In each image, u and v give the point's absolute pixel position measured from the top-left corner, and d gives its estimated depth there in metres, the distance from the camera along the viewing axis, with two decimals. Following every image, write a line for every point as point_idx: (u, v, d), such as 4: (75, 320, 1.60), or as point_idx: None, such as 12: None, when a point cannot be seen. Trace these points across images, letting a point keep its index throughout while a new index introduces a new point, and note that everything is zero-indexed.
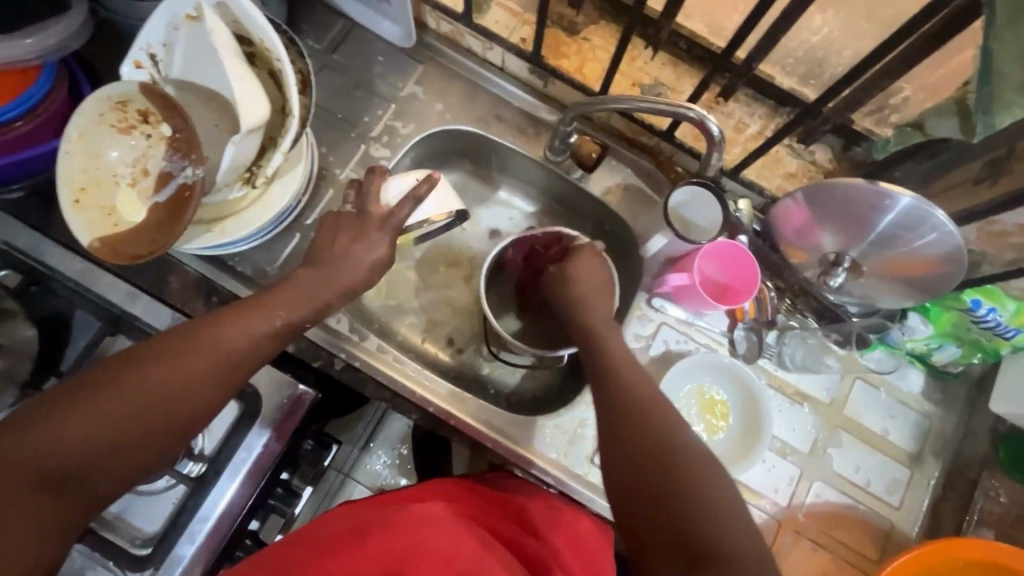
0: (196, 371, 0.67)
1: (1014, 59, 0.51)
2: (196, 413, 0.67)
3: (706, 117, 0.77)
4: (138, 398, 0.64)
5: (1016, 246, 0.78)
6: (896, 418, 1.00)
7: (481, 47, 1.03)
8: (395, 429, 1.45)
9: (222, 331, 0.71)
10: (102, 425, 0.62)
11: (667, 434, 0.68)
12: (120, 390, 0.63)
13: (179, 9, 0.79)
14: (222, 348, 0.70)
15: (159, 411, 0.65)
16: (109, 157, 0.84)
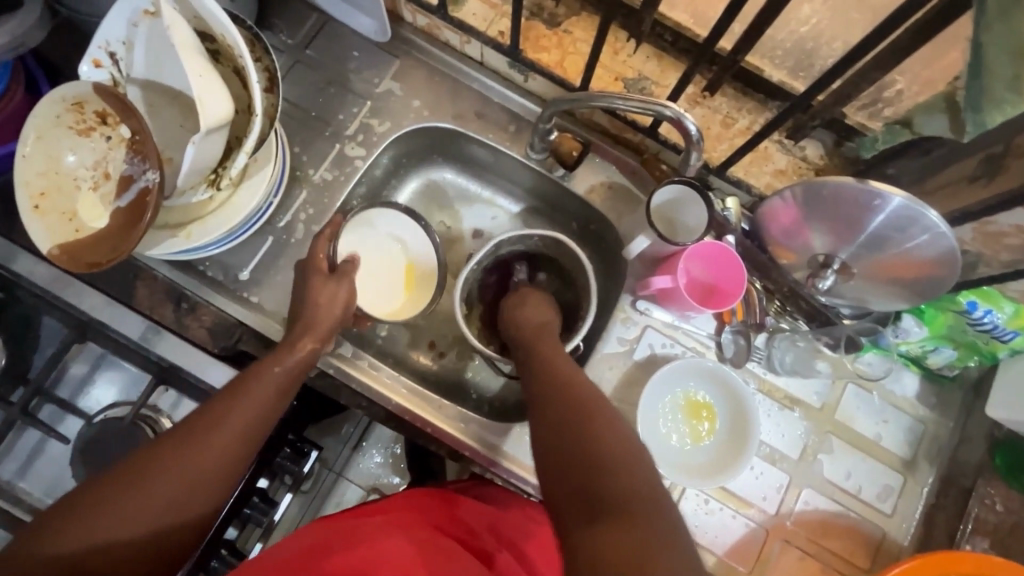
0: (227, 437, 0.69)
1: (1004, 52, 0.47)
2: (232, 476, 0.70)
3: (684, 114, 0.74)
4: (173, 475, 0.65)
5: (1012, 247, 0.74)
6: (889, 423, 0.97)
7: (458, 41, 0.99)
8: (385, 432, 1.43)
9: (244, 393, 0.73)
10: (118, 506, 0.62)
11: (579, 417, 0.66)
12: (152, 476, 0.64)
13: (137, 3, 0.75)
14: (247, 410, 0.72)
15: (194, 484, 0.66)
16: (68, 161, 0.81)
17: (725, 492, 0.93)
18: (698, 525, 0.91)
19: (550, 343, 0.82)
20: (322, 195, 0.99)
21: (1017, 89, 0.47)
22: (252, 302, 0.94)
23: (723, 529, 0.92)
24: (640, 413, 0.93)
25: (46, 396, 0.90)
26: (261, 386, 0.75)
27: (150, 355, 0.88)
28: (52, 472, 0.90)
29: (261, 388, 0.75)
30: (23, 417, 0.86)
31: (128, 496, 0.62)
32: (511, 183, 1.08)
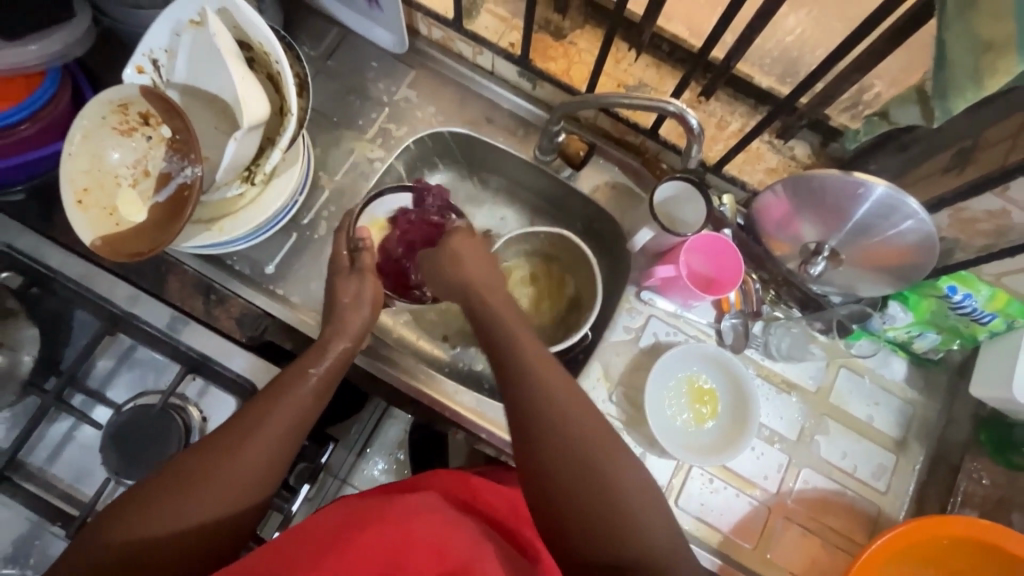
0: (268, 452, 0.70)
1: (965, 45, 0.52)
2: (270, 485, 0.71)
3: (687, 112, 0.81)
4: (217, 498, 0.67)
5: (985, 232, 0.82)
6: (880, 405, 1.02)
7: (470, 52, 1.07)
8: (390, 434, 1.43)
9: (281, 405, 0.73)
10: (184, 493, 0.65)
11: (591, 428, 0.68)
12: (198, 496, 0.66)
13: (182, 14, 0.82)
14: (284, 424, 0.72)
15: (236, 505, 0.68)
16: (111, 159, 0.87)
17: (729, 472, 0.98)
18: (704, 503, 0.96)
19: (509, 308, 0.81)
20: (343, 195, 1.05)
21: (975, 78, 0.53)
22: (277, 295, 1.00)
23: (728, 507, 0.96)
24: (648, 396, 0.98)
25: (77, 386, 0.94)
26: (296, 398, 0.75)
27: (178, 344, 0.92)
28: (78, 458, 0.93)
29: (298, 400, 0.75)
30: (57, 404, 0.89)
31: (175, 519, 0.64)
32: (519, 184, 1.14)
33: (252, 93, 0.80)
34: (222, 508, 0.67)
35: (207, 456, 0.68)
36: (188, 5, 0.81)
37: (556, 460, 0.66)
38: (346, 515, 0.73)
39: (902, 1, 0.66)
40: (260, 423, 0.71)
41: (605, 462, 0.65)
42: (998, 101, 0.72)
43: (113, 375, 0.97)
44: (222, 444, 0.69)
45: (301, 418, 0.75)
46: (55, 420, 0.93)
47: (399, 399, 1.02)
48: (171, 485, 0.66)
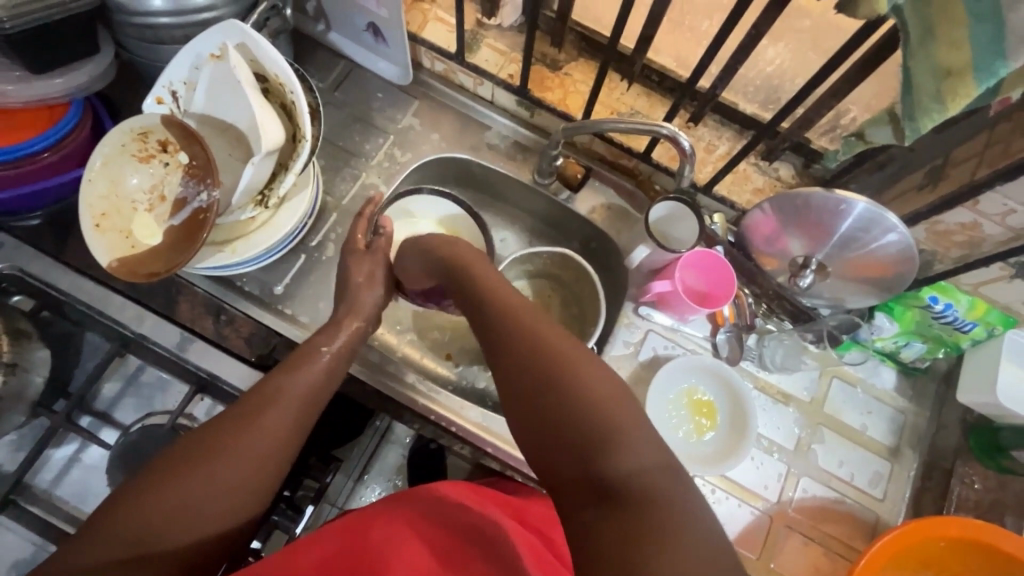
0: (284, 418, 0.71)
1: (930, 72, 0.57)
2: (283, 459, 0.70)
3: (682, 137, 0.87)
4: (234, 460, 0.66)
5: (960, 243, 0.87)
6: (873, 414, 1.06)
7: (471, 83, 1.13)
8: (391, 459, 1.33)
9: (295, 375, 0.74)
10: (196, 464, 0.64)
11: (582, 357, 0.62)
12: (216, 458, 0.65)
13: (202, 49, 0.87)
14: (302, 391, 0.74)
15: (254, 465, 0.67)
16: (129, 184, 0.90)
17: (732, 483, 1.00)
18: None
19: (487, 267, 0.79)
20: (350, 218, 1.08)
21: (941, 101, 0.58)
22: (286, 314, 1.02)
23: (731, 517, 0.98)
24: (649, 406, 1.01)
25: (85, 408, 0.96)
26: (312, 369, 0.76)
27: (188, 365, 0.94)
28: (86, 480, 0.95)
29: (314, 370, 0.76)
30: (66, 425, 0.90)
31: (194, 479, 0.64)
32: (517, 207, 1.19)
33: (267, 120, 0.85)
34: (239, 469, 0.66)
35: (226, 423, 0.68)
36: (209, 41, 0.86)
37: (534, 385, 0.61)
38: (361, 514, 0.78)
39: (871, 33, 0.72)
40: (275, 392, 0.72)
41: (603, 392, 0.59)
42: (963, 122, 0.78)
43: (119, 398, 0.99)
44: (240, 414, 0.70)
45: (315, 389, 0.75)
46: (62, 443, 0.95)
47: (405, 416, 1.03)
48: (191, 446, 0.66)
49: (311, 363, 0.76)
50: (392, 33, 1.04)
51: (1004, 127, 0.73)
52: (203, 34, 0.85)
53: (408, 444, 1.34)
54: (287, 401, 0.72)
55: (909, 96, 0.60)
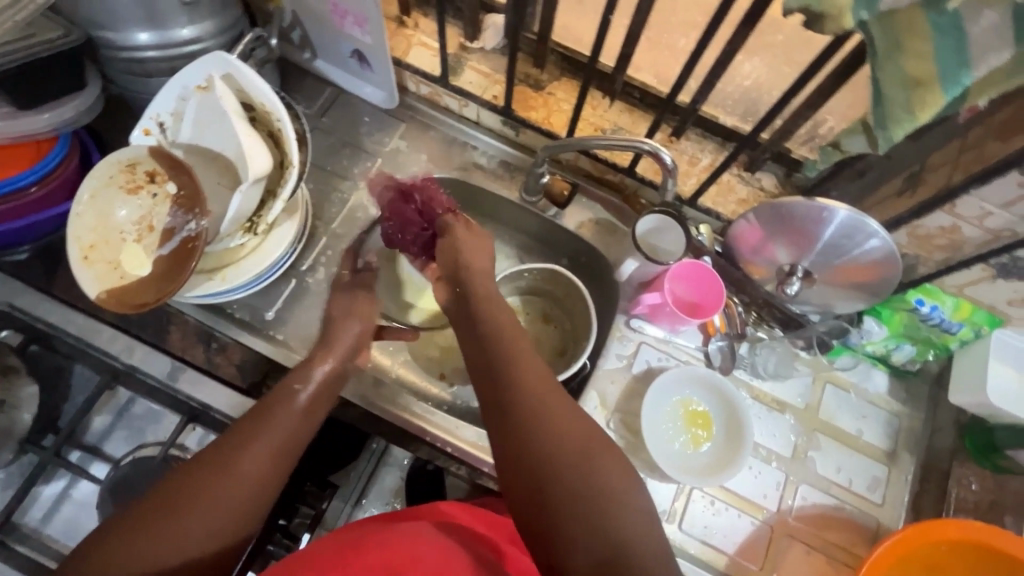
0: (244, 472, 0.67)
1: (898, 84, 0.59)
2: (259, 507, 0.67)
3: (666, 155, 0.88)
4: (207, 505, 0.63)
5: (941, 246, 0.89)
6: (868, 418, 1.06)
7: (457, 105, 1.15)
8: (389, 483, 1.24)
9: (262, 427, 0.71)
10: (170, 511, 0.62)
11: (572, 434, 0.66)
12: (182, 509, 0.62)
13: (189, 81, 0.88)
14: (269, 443, 0.70)
15: (219, 514, 0.64)
16: (118, 216, 0.90)
17: (731, 493, 1.00)
18: (708, 526, 0.97)
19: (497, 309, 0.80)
20: (340, 241, 1.09)
21: (911, 111, 0.59)
22: (277, 340, 1.01)
23: (731, 528, 0.97)
24: (644, 418, 1.00)
25: (75, 443, 0.95)
26: (286, 415, 0.73)
27: (178, 394, 0.93)
28: (76, 516, 0.93)
29: (283, 418, 0.73)
30: (55, 460, 0.90)
31: (151, 540, 0.60)
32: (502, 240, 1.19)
33: (254, 149, 0.85)
34: (200, 531, 0.63)
35: (196, 467, 0.66)
36: (196, 73, 0.88)
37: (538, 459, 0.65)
38: (349, 537, 0.72)
39: (840, 46, 0.74)
40: (238, 442, 0.69)
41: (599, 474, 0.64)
42: (935, 130, 0.80)
43: (109, 431, 0.99)
44: (209, 458, 0.67)
45: (292, 435, 0.72)
46: (51, 479, 0.93)
47: (400, 438, 1.03)
48: (151, 499, 0.63)
49: (277, 411, 0.73)
50: (377, 60, 1.05)
51: (975, 133, 0.75)
52: (190, 66, 0.87)
53: (406, 467, 1.26)
54: (250, 451, 0.68)
55: (880, 108, 0.61)
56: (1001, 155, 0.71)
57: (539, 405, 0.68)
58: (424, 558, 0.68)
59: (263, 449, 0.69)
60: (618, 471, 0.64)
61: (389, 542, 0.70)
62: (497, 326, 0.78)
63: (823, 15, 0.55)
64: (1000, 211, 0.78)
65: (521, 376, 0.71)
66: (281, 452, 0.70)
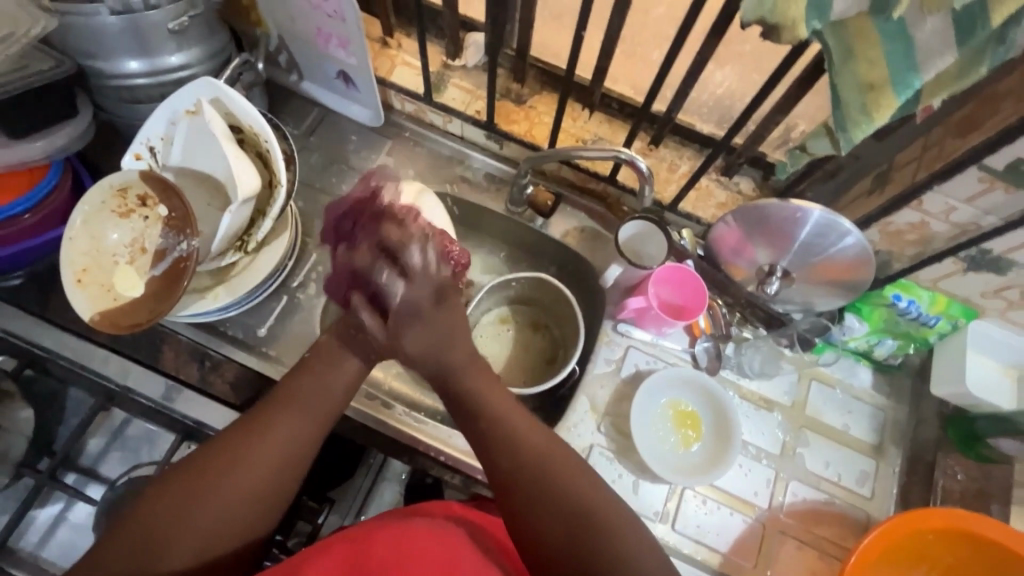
0: (272, 447, 0.69)
1: (853, 88, 0.62)
2: (302, 466, 0.71)
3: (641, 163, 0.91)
4: (252, 465, 0.68)
5: (912, 242, 0.91)
6: (854, 413, 1.08)
7: (441, 121, 1.18)
8: (387, 497, 1.25)
9: (290, 404, 0.73)
10: (221, 467, 0.67)
11: (565, 477, 0.69)
12: (230, 467, 0.67)
13: (178, 106, 0.91)
14: (298, 419, 0.72)
15: (267, 471, 0.68)
16: (110, 239, 0.92)
17: (722, 492, 1.01)
18: (701, 525, 0.99)
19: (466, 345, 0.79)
20: (330, 257, 1.10)
21: (867, 113, 0.62)
22: (269, 356, 1.03)
23: (723, 527, 0.99)
24: (633, 421, 1.02)
25: (70, 465, 0.95)
26: (315, 391, 0.75)
27: (173, 413, 0.94)
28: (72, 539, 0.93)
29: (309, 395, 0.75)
30: (50, 483, 0.90)
31: (196, 503, 0.65)
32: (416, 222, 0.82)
33: (242, 169, 0.88)
34: (234, 502, 0.66)
35: (241, 428, 0.71)
36: (185, 98, 0.90)
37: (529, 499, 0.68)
38: (360, 530, 0.74)
39: (802, 53, 0.77)
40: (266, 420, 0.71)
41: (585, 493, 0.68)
42: (899, 130, 0.83)
43: (105, 453, 0.99)
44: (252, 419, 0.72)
45: (331, 395, 0.76)
46: (47, 503, 0.94)
47: (394, 449, 1.04)
48: (186, 471, 0.67)
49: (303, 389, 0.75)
50: (361, 80, 1.09)
51: (937, 132, 0.78)
52: (179, 91, 0.89)
53: (404, 481, 1.27)
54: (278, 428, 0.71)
55: (839, 111, 0.65)
56: (960, 151, 0.74)
57: (514, 425, 0.73)
58: (429, 553, 0.69)
59: (289, 425, 0.71)
60: (612, 506, 0.68)
61: (395, 539, 0.70)
62: (466, 364, 0.77)
63: (779, 27, 0.58)
64: (965, 206, 0.80)
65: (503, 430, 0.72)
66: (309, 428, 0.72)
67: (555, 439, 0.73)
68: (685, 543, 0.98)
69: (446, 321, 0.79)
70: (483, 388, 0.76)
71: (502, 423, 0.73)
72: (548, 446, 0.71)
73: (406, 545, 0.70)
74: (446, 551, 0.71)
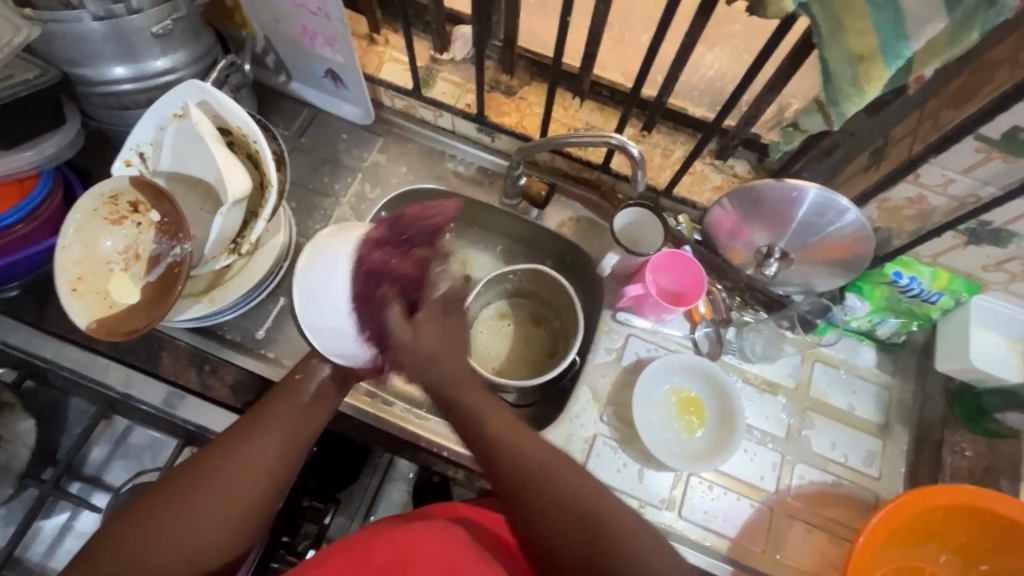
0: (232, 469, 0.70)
1: (843, 61, 0.61)
2: (271, 490, 0.71)
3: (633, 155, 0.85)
4: (219, 489, 0.68)
5: (910, 217, 0.90)
6: (858, 393, 1.07)
7: (432, 116, 1.17)
8: (394, 498, 1.24)
9: (260, 424, 0.74)
10: (186, 493, 0.67)
11: (573, 497, 0.68)
12: (195, 493, 0.67)
13: (165, 110, 0.90)
14: (265, 442, 0.72)
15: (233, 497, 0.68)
16: (103, 246, 0.92)
17: (729, 477, 1.00)
18: (708, 511, 0.98)
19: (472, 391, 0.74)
20: None
21: (858, 85, 0.62)
22: (269, 357, 1.01)
23: (730, 513, 0.98)
24: (636, 409, 1.01)
25: (74, 474, 0.96)
26: (286, 409, 0.75)
27: (175, 419, 0.94)
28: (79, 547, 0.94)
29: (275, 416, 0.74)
30: (55, 492, 0.91)
31: (159, 526, 0.65)
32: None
33: (232, 171, 0.87)
34: (203, 524, 0.66)
35: (208, 453, 0.71)
36: (172, 102, 0.90)
37: (542, 523, 0.68)
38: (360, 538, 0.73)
39: (792, 29, 0.76)
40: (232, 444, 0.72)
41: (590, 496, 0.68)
42: (893, 104, 0.82)
43: (108, 461, 1.00)
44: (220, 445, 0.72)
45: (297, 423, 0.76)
46: (53, 512, 0.94)
47: (397, 447, 1.04)
48: (152, 497, 0.67)
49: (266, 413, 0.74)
50: (349, 77, 1.08)
51: (932, 104, 0.77)
52: (166, 95, 0.89)
53: (411, 480, 1.26)
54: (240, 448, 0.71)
55: (830, 85, 0.64)
56: (955, 122, 0.73)
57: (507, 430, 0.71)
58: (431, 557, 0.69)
59: (251, 446, 0.71)
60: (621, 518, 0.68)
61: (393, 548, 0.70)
62: (472, 407, 0.73)
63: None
64: (962, 177, 0.79)
65: (512, 461, 0.70)
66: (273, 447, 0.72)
67: (558, 452, 0.72)
68: (694, 530, 0.97)
69: (449, 363, 0.73)
70: (466, 397, 0.73)
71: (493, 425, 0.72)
72: (554, 460, 0.71)
73: (399, 553, 0.70)
74: (444, 556, 0.70)
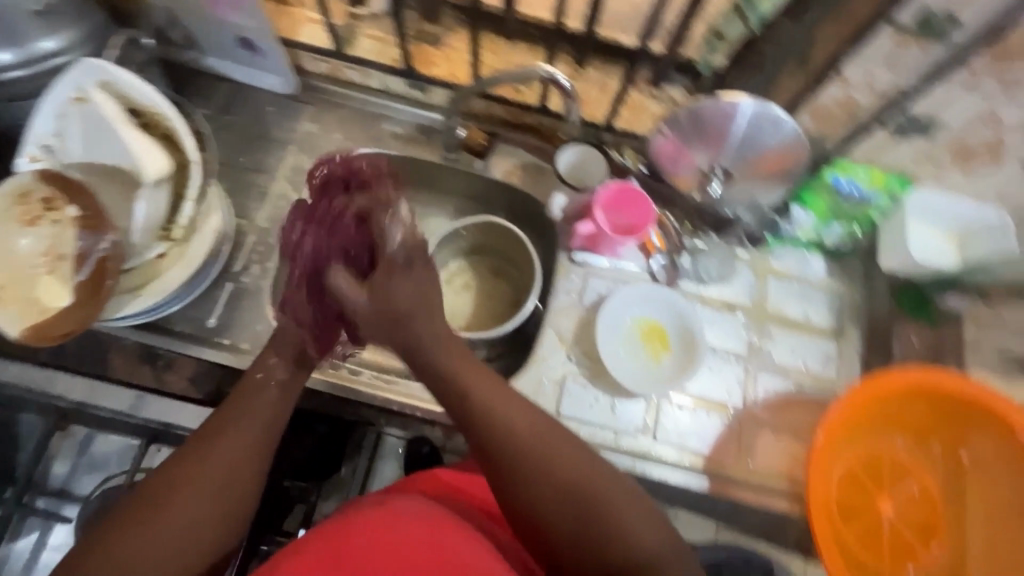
0: (208, 479, 0.60)
1: None
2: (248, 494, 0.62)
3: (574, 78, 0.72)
4: (184, 502, 0.58)
5: (840, 118, 0.92)
6: (812, 301, 1.07)
7: (360, 76, 1.12)
8: (388, 474, 1.11)
9: (215, 433, 0.64)
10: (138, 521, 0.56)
11: (561, 467, 0.62)
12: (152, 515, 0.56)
13: (62, 95, 0.84)
14: (232, 446, 0.63)
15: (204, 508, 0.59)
16: (21, 249, 0.86)
17: (697, 397, 1.03)
18: (682, 432, 1.01)
19: (459, 355, 0.68)
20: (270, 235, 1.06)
21: None
22: (225, 344, 0.98)
23: (699, 429, 1.02)
24: (599, 344, 1.03)
25: (37, 490, 0.92)
26: (250, 407, 0.66)
27: (135, 418, 0.91)
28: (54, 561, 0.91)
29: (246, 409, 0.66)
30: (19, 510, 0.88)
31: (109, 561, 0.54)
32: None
33: (149, 150, 0.86)
34: (156, 550, 0.55)
35: (169, 465, 0.61)
36: (67, 85, 0.84)
37: (533, 501, 0.62)
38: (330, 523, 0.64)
39: None
40: (201, 450, 0.62)
41: (581, 467, 0.63)
42: (813, 4, 0.83)
43: (72, 473, 0.96)
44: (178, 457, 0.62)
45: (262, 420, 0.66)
46: (22, 531, 0.91)
47: (372, 415, 1.03)
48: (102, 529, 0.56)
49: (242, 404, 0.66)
50: (264, 42, 1.02)
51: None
52: (59, 79, 0.83)
53: (402, 455, 1.10)
54: (217, 451, 0.62)
55: None
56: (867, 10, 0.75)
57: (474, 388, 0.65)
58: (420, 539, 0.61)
59: (231, 450, 0.62)
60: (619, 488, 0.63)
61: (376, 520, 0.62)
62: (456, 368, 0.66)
63: None
64: (887, 69, 0.81)
65: (499, 430, 0.63)
66: (253, 449, 0.64)
67: (544, 418, 0.66)
68: (671, 452, 1.00)
69: (425, 320, 0.67)
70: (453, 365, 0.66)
71: (470, 379, 0.66)
72: (540, 427, 0.65)
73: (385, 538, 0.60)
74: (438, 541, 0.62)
